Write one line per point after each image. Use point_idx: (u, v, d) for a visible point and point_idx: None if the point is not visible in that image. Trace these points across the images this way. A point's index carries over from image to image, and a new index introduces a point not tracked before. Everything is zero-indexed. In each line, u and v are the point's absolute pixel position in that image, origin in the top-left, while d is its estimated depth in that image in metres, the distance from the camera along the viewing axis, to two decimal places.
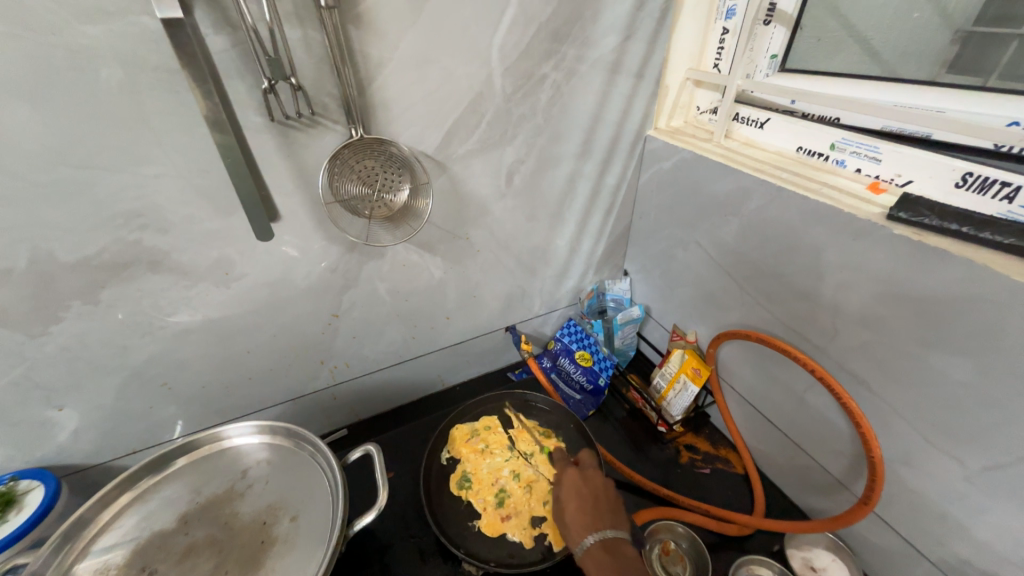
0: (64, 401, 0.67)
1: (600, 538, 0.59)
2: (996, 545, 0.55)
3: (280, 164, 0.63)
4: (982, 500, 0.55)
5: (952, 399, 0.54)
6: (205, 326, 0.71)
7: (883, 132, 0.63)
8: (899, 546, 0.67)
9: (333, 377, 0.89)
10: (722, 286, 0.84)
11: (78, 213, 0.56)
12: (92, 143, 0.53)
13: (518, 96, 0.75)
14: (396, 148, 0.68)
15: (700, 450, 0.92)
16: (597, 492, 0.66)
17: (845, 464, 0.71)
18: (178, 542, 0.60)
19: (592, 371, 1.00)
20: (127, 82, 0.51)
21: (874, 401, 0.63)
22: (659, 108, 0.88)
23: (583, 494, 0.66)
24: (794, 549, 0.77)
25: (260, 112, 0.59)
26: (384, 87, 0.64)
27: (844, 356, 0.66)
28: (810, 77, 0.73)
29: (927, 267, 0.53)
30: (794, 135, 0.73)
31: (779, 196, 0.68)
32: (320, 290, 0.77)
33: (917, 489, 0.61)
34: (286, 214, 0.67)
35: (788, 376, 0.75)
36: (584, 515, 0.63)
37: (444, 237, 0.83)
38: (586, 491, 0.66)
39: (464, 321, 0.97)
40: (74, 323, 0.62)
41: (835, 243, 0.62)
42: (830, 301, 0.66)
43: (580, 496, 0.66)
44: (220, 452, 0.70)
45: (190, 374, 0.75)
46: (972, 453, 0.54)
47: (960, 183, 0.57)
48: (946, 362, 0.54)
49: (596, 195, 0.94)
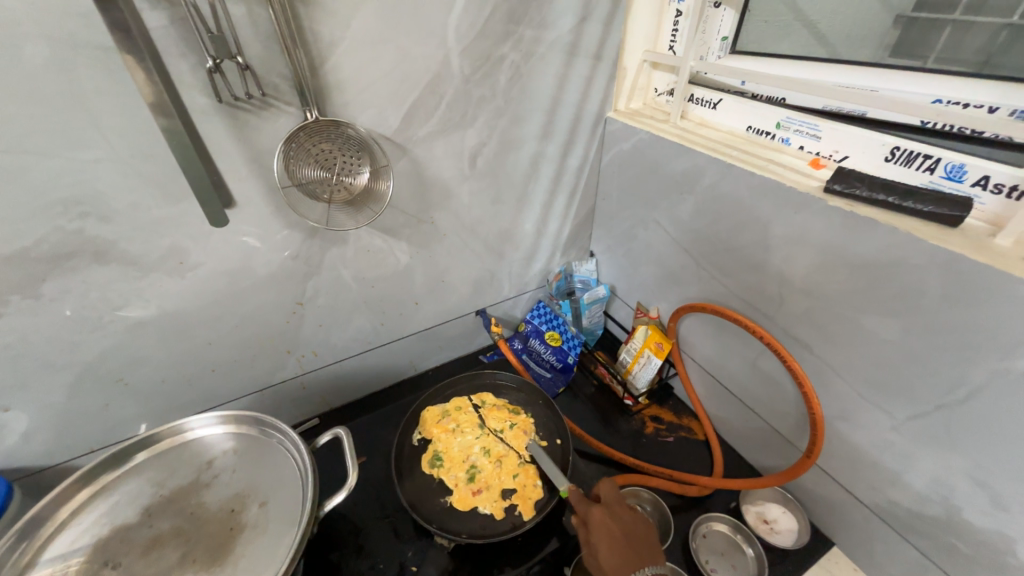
0: (10, 402, 0.64)
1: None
2: (920, 485, 0.61)
3: (232, 149, 0.61)
4: (907, 446, 0.60)
5: (881, 357, 0.59)
6: (160, 319, 0.69)
7: (824, 111, 0.67)
8: (839, 494, 0.73)
9: (300, 367, 0.88)
10: (682, 262, 0.87)
11: (11, 201, 0.53)
12: (23, 127, 0.50)
13: (477, 77, 0.74)
14: (353, 130, 0.67)
15: (664, 420, 0.96)
16: (630, 528, 0.64)
17: (793, 423, 0.76)
18: (142, 534, 0.59)
19: (561, 351, 1.03)
20: (57, 60, 0.49)
21: (816, 363, 0.68)
22: (618, 90, 0.90)
23: (616, 534, 0.62)
24: (749, 505, 0.82)
25: (207, 93, 0.57)
26: (337, 67, 0.63)
27: (790, 323, 0.70)
28: (758, 59, 0.76)
29: (858, 235, 0.58)
30: (743, 114, 0.77)
31: (729, 173, 0.71)
32: (282, 278, 0.76)
33: (853, 441, 0.67)
34: (240, 200, 0.66)
35: (742, 345, 0.80)
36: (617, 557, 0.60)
37: (409, 221, 0.82)
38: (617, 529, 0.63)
39: (434, 306, 0.97)
40: (15, 319, 0.59)
41: (780, 216, 0.66)
42: (777, 272, 0.70)
43: (610, 538, 0.62)
44: (183, 444, 0.69)
45: (148, 369, 0.73)
46: (898, 404, 0.59)
47: (888, 157, 0.61)
48: (876, 322, 0.59)
49: (560, 177, 0.95)
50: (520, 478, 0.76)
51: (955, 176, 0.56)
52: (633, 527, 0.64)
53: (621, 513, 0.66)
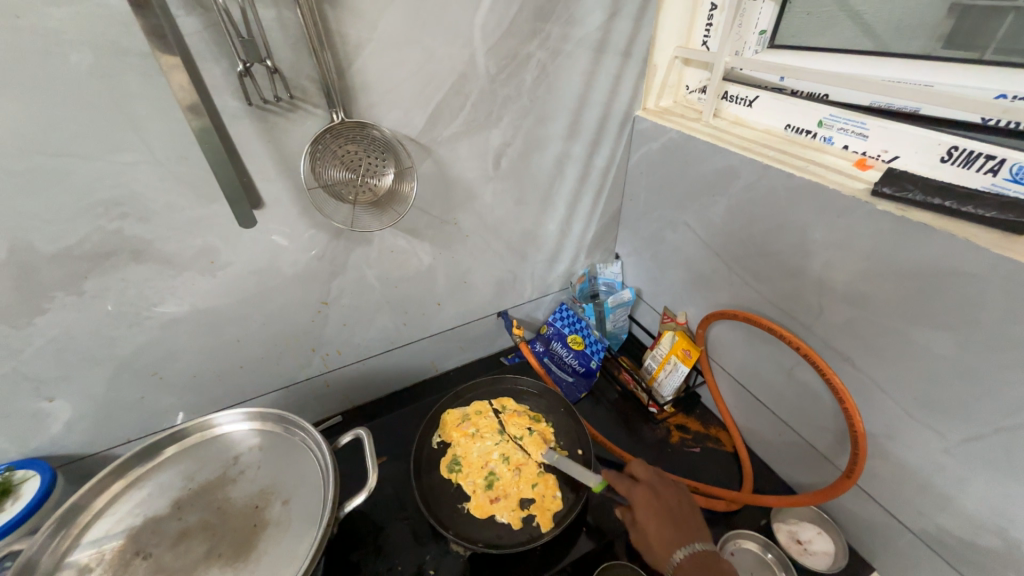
0: (55, 393, 0.67)
1: (691, 552, 0.59)
2: (973, 513, 0.56)
3: (261, 151, 0.62)
4: (959, 470, 0.56)
5: (932, 373, 0.55)
6: (193, 316, 0.71)
7: (872, 108, 0.63)
8: (881, 517, 0.68)
9: (325, 365, 0.89)
10: (712, 267, 0.84)
11: (56, 202, 0.55)
12: (67, 131, 0.52)
13: (503, 77, 0.73)
14: (378, 131, 0.67)
15: (690, 430, 0.93)
16: (674, 503, 0.65)
17: (830, 439, 0.72)
18: (171, 526, 0.61)
19: (584, 355, 1.01)
20: (98, 66, 0.50)
21: (857, 377, 0.64)
22: (647, 88, 0.87)
23: (661, 512, 0.64)
24: (781, 523, 0.78)
25: (237, 96, 0.58)
26: (364, 69, 0.63)
27: (829, 333, 0.66)
28: (799, 53, 0.72)
29: (909, 242, 0.53)
30: (782, 112, 0.73)
31: (766, 175, 0.68)
32: (308, 277, 0.77)
33: (898, 461, 0.62)
34: (269, 201, 0.67)
35: (776, 355, 0.76)
36: (662, 534, 0.62)
37: (432, 222, 0.82)
38: (660, 507, 0.65)
39: (456, 307, 0.97)
40: (60, 315, 0.62)
41: (821, 220, 0.62)
42: (816, 279, 0.66)
43: (651, 518, 0.64)
44: (212, 439, 0.71)
45: (181, 364, 0.75)
46: (951, 424, 0.55)
47: (945, 157, 0.56)
48: (928, 336, 0.54)
49: (586, 178, 0.93)
50: (539, 488, 0.75)
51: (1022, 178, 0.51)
52: (676, 501, 0.65)
53: (662, 490, 0.67)
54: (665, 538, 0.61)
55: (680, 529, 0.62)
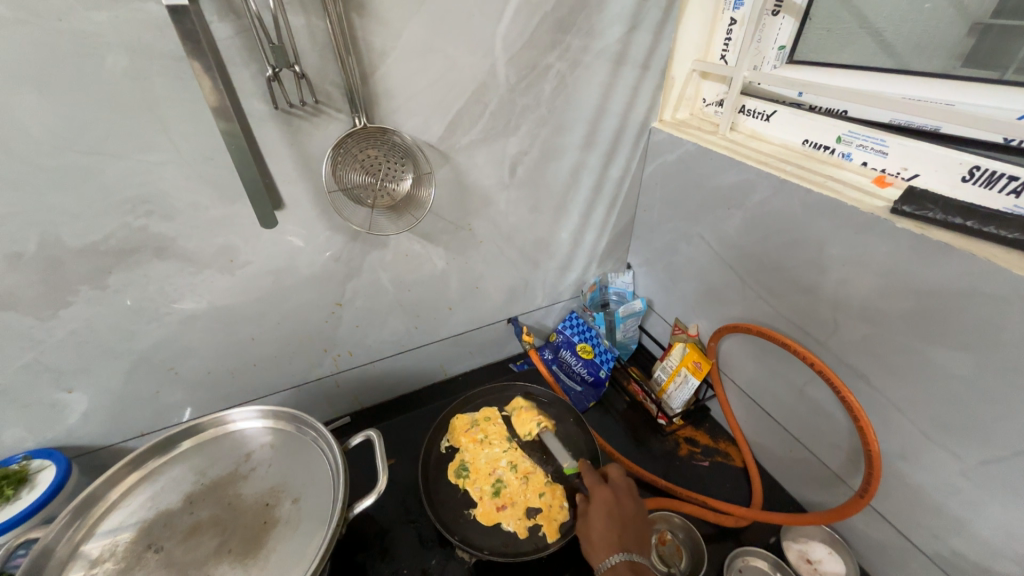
0: (74, 384, 0.69)
1: (628, 560, 0.59)
2: (991, 538, 0.55)
3: (285, 154, 0.64)
4: (977, 495, 0.55)
5: (951, 395, 0.54)
6: (210, 313, 0.72)
7: (891, 125, 0.63)
8: (895, 540, 0.67)
9: (336, 365, 0.90)
10: (725, 280, 0.84)
11: (86, 198, 0.57)
12: (101, 129, 0.54)
13: (522, 86, 0.74)
14: (399, 137, 0.69)
15: (699, 443, 0.92)
16: (632, 517, 0.65)
17: (843, 458, 0.71)
18: (183, 521, 0.62)
19: (593, 363, 1.00)
20: (133, 69, 0.52)
21: (873, 396, 0.63)
22: (664, 100, 0.87)
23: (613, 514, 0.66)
24: (791, 542, 0.77)
25: (264, 99, 0.59)
26: (387, 75, 0.64)
27: (845, 350, 0.66)
28: (817, 69, 0.72)
29: (930, 261, 0.53)
30: (800, 127, 0.73)
31: (783, 190, 0.68)
32: (324, 278, 0.78)
33: (913, 483, 0.61)
34: (289, 202, 0.68)
35: (789, 370, 0.75)
36: (608, 535, 0.63)
37: (447, 228, 0.83)
38: (617, 513, 0.66)
39: (467, 312, 0.98)
40: (83, 308, 0.63)
41: (838, 236, 0.62)
42: (832, 295, 0.65)
43: (604, 516, 0.65)
44: (225, 436, 0.72)
45: (196, 360, 0.76)
46: (969, 448, 0.54)
47: (966, 176, 0.56)
48: (948, 357, 0.54)
49: (600, 187, 0.93)
50: (546, 498, 0.74)
51: None
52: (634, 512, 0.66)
53: (626, 499, 0.68)
54: (607, 538, 0.63)
55: (628, 537, 0.63)
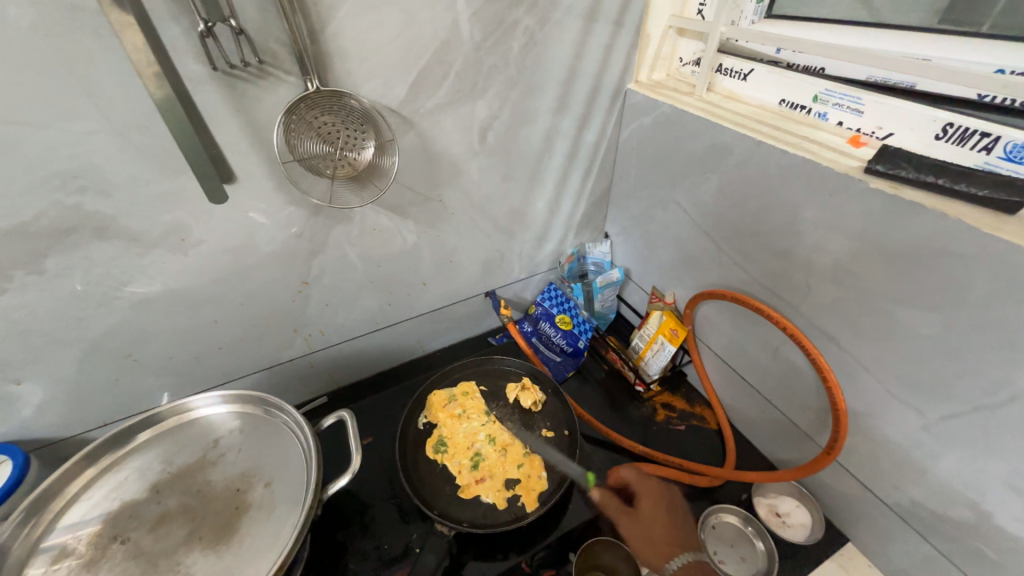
0: (21, 375, 0.65)
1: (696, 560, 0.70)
2: (949, 487, 0.57)
3: (231, 122, 0.59)
4: (936, 447, 0.57)
5: (916, 352, 0.55)
6: (166, 297, 0.69)
7: (869, 83, 0.61)
8: (858, 491, 0.70)
9: (308, 346, 0.87)
10: (701, 246, 0.83)
11: (6, 174, 0.51)
12: (14, 96, 0.48)
13: (489, 44, 0.69)
14: (355, 101, 0.64)
15: (675, 408, 0.94)
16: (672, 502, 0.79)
17: (811, 417, 0.73)
18: (150, 510, 0.60)
19: (572, 335, 1.00)
20: (40, 23, 0.46)
21: (842, 357, 0.65)
22: (640, 60, 0.84)
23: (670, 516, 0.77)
24: (761, 497, 0.80)
25: (200, 60, 0.53)
26: (340, 32, 0.59)
27: (816, 314, 0.66)
28: (796, 23, 0.69)
29: (902, 221, 0.53)
30: (777, 87, 0.70)
31: (759, 152, 0.66)
32: (287, 256, 0.74)
33: (877, 438, 0.64)
34: (241, 175, 0.63)
35: (763, 334, 0.76)
36: (669, 535, 0.74)
37: (416, 199, 0.79)
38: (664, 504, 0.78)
39: (442, 286, 0.95)
40: (21, 295, 0.59)
41: (812, 200, 0.61)
42: (804, 258, 0.65)
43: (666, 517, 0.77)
44: (190, 423, 0.69)
45: (156, 345, 0.72)
46: (931, 403, 0.56)
47: (940, 134, 0.55)
48: (914, 317, 0.54)
49: (575, 153, 0.90)
50: (525, 469, 0.75)
51: (1016, 157, 0.50)
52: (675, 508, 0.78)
53: (673, 494, 0.81)
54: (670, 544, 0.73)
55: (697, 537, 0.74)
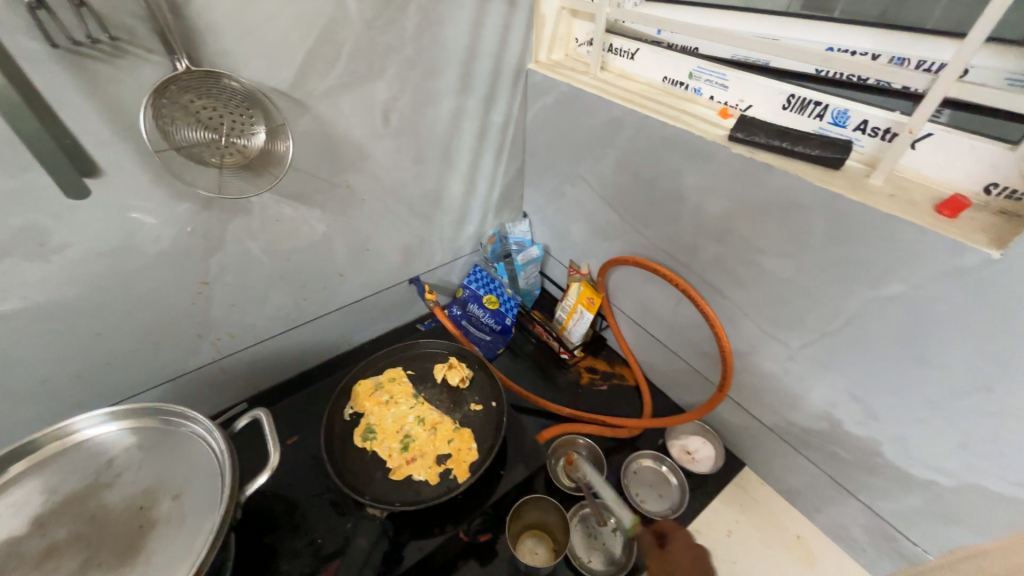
0: None
1: None
2: (812, 405, 0.68)
3: (85, 107, 0.52)
4: (800, 372, 0.67)
5: (780, 294, 0.64)
6: (28, 311, 0.60)
7: (733, 60, 0.68)
8: (749, 421, 0.80)
9: (217, 351, 0.81)
10: (608, 217, 0.89)
11: None
12: None
13: (381, 23, 0.68)
14: (234, 82, 0.59)
15: (598, 370, 1.01)
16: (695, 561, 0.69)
17: (709, 362, 0.82)
18: (33, 546, 0.53)
19: (499, 313, 1.04)
20: None
21: (727, 305, 0.73)
22: (538, 40, 0.86)
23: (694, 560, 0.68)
24: (673, 439, 0.90)
25: (35, 35, 0.47)
26: (207, 6, 0.54)
27: (704, 270, 0.74)
28: (671, 6, 0.75)
29: (760, 181, 0.60)
30: (660, 65, 0.77)
31: (645, 125, 0.72)
32: (177, 255, 0.68)
33: (759, 373, 0.73)
34: (107, 167, 0.57)
35: (665, 293, 0.84)
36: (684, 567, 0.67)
37: (320, 186, 0.76)
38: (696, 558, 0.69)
39: (361, 276, 0.93)
40: None
41: (691, 167, 0.68)
42: (690, 221, 0.72)
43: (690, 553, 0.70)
44: (76, 447, 0.62)
45: (23, 367, 0.64)
46: (794, 336, 0.65)
47: (785, 104, 0.64)
48: (775, 264, 0.63)
49: (484, 134, 0.91)
50: (455, 443, 0.76)
51: (840, 121, 0.59)
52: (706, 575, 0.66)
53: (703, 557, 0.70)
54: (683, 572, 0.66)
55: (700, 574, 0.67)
